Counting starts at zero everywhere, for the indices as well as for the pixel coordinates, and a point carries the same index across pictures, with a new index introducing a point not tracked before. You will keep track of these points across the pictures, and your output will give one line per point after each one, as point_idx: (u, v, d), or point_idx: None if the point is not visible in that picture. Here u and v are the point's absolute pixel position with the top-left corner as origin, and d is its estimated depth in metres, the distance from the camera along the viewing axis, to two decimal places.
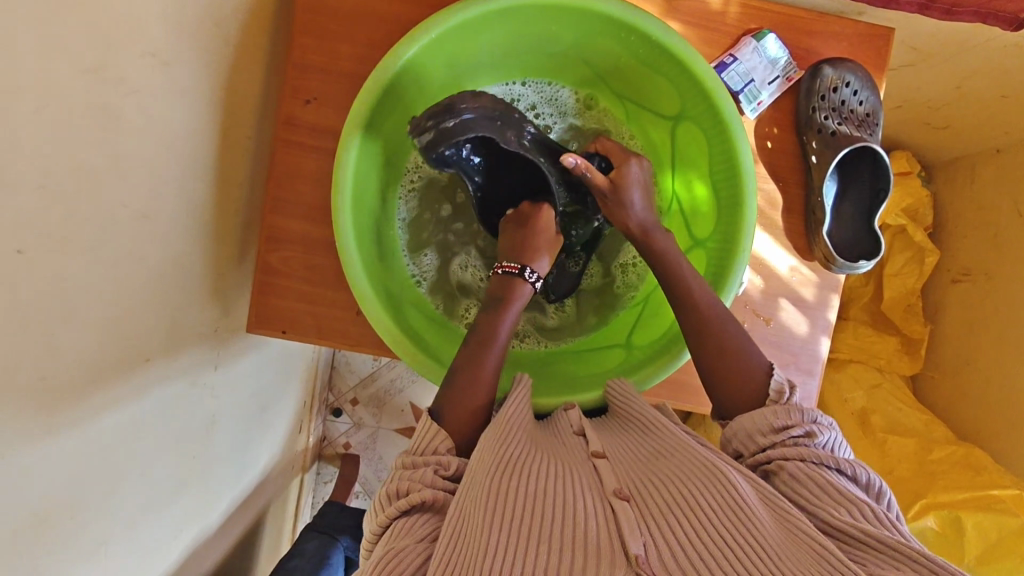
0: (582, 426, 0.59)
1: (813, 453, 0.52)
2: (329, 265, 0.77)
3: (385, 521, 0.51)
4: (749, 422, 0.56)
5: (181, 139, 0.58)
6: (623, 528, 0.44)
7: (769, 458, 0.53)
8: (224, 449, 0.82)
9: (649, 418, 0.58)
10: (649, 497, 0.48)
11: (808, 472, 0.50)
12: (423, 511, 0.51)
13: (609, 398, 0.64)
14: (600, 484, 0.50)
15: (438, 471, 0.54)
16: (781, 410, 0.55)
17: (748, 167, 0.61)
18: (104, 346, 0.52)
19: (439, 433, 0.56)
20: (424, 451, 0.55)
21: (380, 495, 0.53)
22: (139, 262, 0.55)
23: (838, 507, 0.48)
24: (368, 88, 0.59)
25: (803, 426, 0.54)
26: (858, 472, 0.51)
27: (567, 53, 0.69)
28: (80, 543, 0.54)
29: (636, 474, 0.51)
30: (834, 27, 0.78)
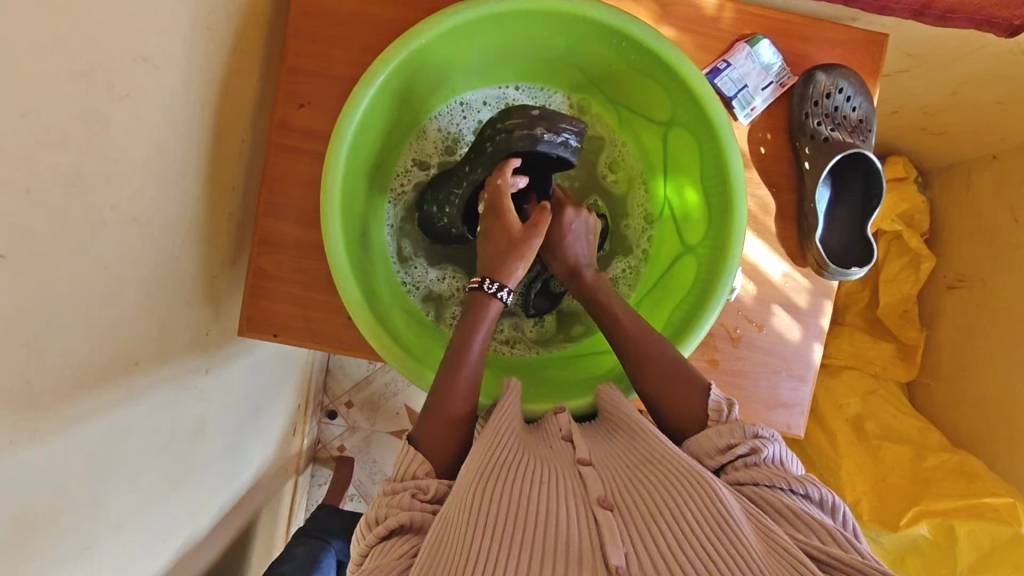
0: (571, 431, 0.59)
1: (765, 476, 0.52)
2: (321, 268, 0.77)
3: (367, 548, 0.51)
4: (696, 446, 0.56)
5: (172, 142, 0.58)
6: (605, 538, 0.44)
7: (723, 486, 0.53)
8: (216, 452, 0.82)
9: (633, 422, 0.57)
10: (632, 506, 0.47)
11: (762, 497, 0.50)
12: (402, 534, 0.51)
13: (599, 405, 0.63)
14: (585, 491, 0.49)
15: (417, 495, 0.53)
16: (725, 430, 0.55)
17: (738, 174, 0.61)
18: (93, 349, 0.52)
19: (417, 458, 0.55)
20: (404, 476, 0.55)
21: (363, 523, 0.53)
22: (128, 266, 0.55)
23: (805, 532, 0.47)
24: (357, 93, 0.59)
25: (748, 444, 0.54)
26: (809, 491, 0.51)
27: (559, 58, 0.69)
28: (69, 547, 0.53)
29: (620, 481, 0.50)
30: (827, 34, 0.78)
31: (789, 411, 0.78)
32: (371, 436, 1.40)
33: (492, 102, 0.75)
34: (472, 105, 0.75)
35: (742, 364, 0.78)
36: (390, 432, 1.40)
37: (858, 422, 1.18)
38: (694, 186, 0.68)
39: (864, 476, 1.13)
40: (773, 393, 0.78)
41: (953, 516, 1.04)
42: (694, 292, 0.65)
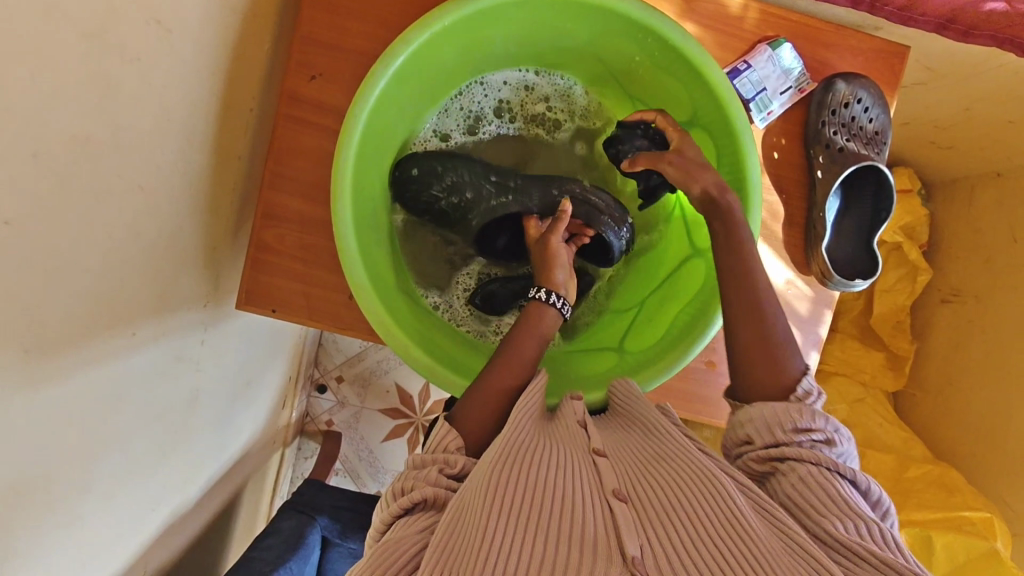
0: (585, 417, 0.59)
1: (828, 461, 0.51)
2: (324, 245, 0.76)
3: (389, 517, 0.51)
4: (765, 414, 0.54)
5: (180, 109, 0.56)
6: (622, 532, 0.45)
7: (774, 456, 0.53)
8: (207, 423, 0.81)
9: (649, 414, 0.58)
10: (646, 503, 0.49)
11: (819, 479, 0.50)
12: (424, 508, 0.51)
13: (612, 396, 0.63)
14: (600, 483, 0.50)
15: (443, 470, 0.53)
16: (803, 409, 0.54)
17: (756, 180, 0.61)
18: (91, 318, 0.51)
19: (452, 431, 0.56)
20: (436, 449, 0.55)
21: (388, 492, 0.53)
22: (130, 234, 0.53)
23: (850, 520, 0.48)
24: (375, 73, 0.57)
25: (823, 433, 0.53)
26: (867, 485, 0.51)
27: (581, 50, 0.68)
28: (57, 517, 0.53)
29: (634, 475, 0.51)
30: (850, 41, 0.77)
31: None
32: (360, 413, 1.40)
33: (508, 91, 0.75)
34: (492, 84, 0.74)
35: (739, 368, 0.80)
36: (379, 410, 1.40)
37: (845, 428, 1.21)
38: (708, 187, 0.68)
39: None
40: None
41: (932, 527, 1.06)
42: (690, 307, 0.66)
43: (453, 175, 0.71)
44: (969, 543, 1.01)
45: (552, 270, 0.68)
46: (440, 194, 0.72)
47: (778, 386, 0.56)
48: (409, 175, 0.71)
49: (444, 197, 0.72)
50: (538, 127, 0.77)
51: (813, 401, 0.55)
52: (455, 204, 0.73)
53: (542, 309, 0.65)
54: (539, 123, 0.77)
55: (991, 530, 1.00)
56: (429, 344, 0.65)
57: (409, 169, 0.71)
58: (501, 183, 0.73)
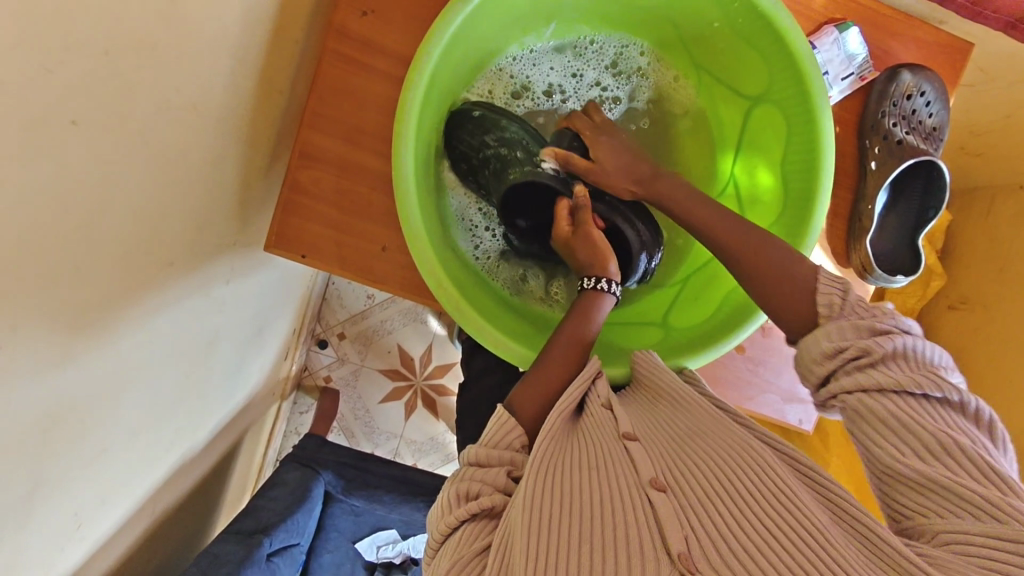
0: (611, 400, 0.56)
1: (890, 380, 0.49)
2: (361, 192, 0.72)
3: (452, 523, 0.49)
4: (807, 352, 0.54)
5: (238, 29, 0.52)
6: (664, 525, 0.44)
7: (835, 393, 0.52)
8: (221, 367, 0.78)
9: (682, 393, 0.56)
10: (685, 488, 0.48)
11: (869, 408, 0.49)
12: (491, 516, 0.49)
13: (635, 368, 0.61)
14: (635, 473, 0.49)
15: (510, 472, 0.52)
16: (859, 329, 0.51)
17: (829, 159, 0.58)
18: (134, 242, 0.48)
19: (516, 429, 0.54)
20: (499, 446, 0.53)
21: (447, 494, 0.50)
22: (180, 156, 0.50)
23: (914, 442, 0.47)
24: (453, 10, 0.55)
25: (860, 347, 0.50)
26: (948, 395, 0.48)
27: (654, 8, 0.66)
28: (83, 449, 0.50)
29: (668, 461, 0.50)
30: (916, 32, 0.76)
31: (805, 404, 0.81)
32: (359, 371, 1.37)
33: (565, 66, 0.73)
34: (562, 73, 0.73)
35: (767, 351, 0.80)
36: (379, 369, 1.38)
37: None
38: (768, 168, 0.66)
39: (846, 477, 1.16)
40: (793, 384, 0.81)
41: None
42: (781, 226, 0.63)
43: (512, 133, 0.68)
44: None
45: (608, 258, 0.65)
46: (492, 143, 0.68)
47: (800, 318, 0.56)
48: (469, 114, 0.69)
49: (494, 146, 0.68)
50: (598, 109, 0.74)
51: (881, 319, 0.51)
52: (501, 155, 0.68)
53: (592, 294, 0.63)
54: (600, 105, 0.74)
55: None
56: (481, 306, 0.62)
57: (472, 110, 0.69)
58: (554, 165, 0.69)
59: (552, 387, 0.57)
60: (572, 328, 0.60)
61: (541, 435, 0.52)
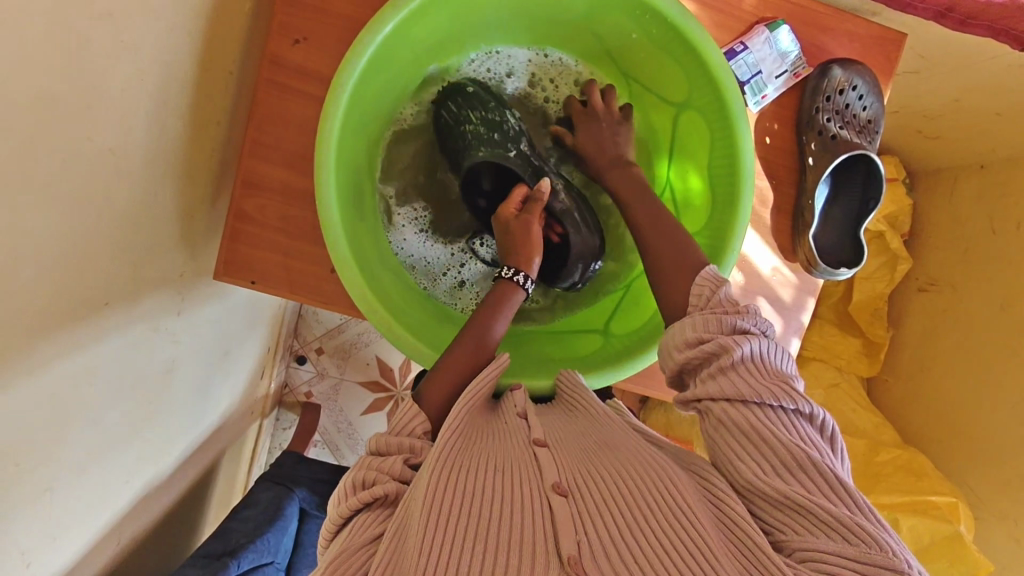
0: (526, 409, 0.60)
1: (742, 377, 0.50)
2: (305, 217, 0.73)
3: (347, 512, 0.51)
4: (675, 342, 0.55)
5: (156, 71, 0.53)
6: (559, 528, 0.46)
7: (699, 397, 0.53)
8: (183, 395, 0.80)
9: (589, 405, 0.59)
10: (588, 493, 0.49)
11: (733, 418, 0.49)
12: (384, 504, 0.50)
13: (557, 387, 0.65)
14: (540, 477, 0.51)
15: (407, 460, 0.53)
16: (709, 323, 0.54)
17: (748, 167, 0.61)
18: (62, 287, 0.49)
19: (418, 416, 0.56)
20: (400, 432, 0.55)
21: (343, 485, 0.52)
22: (103, 198, 0.51)
23: (765, 457, 0.47)
24: (363, 41, 0.56)
25: (719, 344, 0.52)
26: (796, 405, 0.49)
27: (577, 22, 0.68)
28: (25, 489, 0.51)
29: (574, 466, 0.52)
30: (848, 26, 0.76)
31: None
32: (339, 384, 1.39)
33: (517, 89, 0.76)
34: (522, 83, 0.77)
35: None
36: (359, 382, 1.39)
37: None
38: (699, 173, 0.68)
39: None
40: None
41: (898, 510, 1.07)
42: None
43: (497, 116, 0.72)
44: (934, 526, 1.03)
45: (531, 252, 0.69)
46: (475, 120, 0.71)
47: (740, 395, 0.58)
48: (463, 90, 0.72)
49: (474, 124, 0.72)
50: (557, 124, 0.79)
51: (719, 302, 0.55)
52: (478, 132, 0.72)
53: (507, 285, 0.67)
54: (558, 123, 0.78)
55: (956, 515, 1.02)
56: (411, 323, 0.65)
57: (465, 86, 0.72)
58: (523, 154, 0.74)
59: (462, 383, 0.60)
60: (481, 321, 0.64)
61: (448, 430, 0.54)
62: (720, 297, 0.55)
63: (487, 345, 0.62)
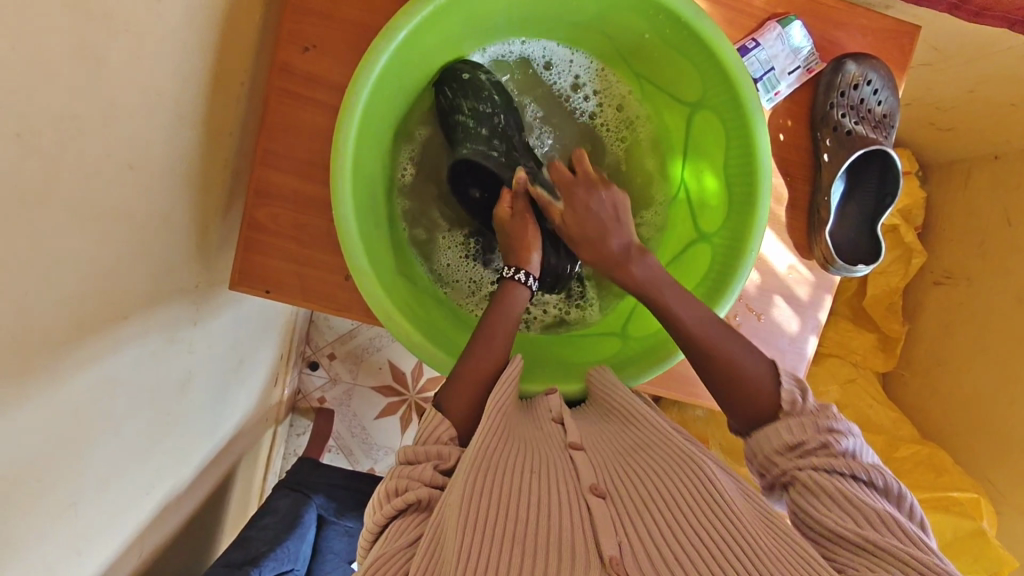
0: (561, 413, 0.61)
1: (831, 465, 0.51)
2: (318, 225, 0.73)
3: (383, 519, 0.52)
4: (764, 440, 0.56)
5: (170, 83, 0.53)
6: (599, 529, 0.46)
7: (785, 473, 0.54)
8: (200, 404, 0.80)
9: (626, 406, 0.60)
10: (624, 496, 0.50)
11: (821, 484, 0.50)
12: (419, 510, 0.52)
13: (590, 387, 0.65)
14: (577, 480, 0.51)
15: (437, 466, 0.54)
16: (804, 424, 0.54)
17: (764, 163, 0.60)
18: (82, 302, 0.49)
19: (443, 423, 0.57)
20: (428, 441, 0.56)
21: (378, 493, 0.54)
22: (122, 215, 0.51)
23: (853, 516, 0.48)
24: (377, 49, 0.56)
25: (817, 441, 0.53)
26: (874, 478, 0.51)
27: (589, 24, 0.67)
28: (48, 505, 0.52)
29: (610, 469, 0.53)
30: (860, 20, 0.75)
31: None
32: (352, 390, 1.39)
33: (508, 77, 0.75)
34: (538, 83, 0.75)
35: None
36: (371, 387, 1.39)
37: (835, 409, 1.21)
38: (714, 172, 0.67)
39: None
40: None
41: (919, 507, 1.06)
42: (708, 279, 0.65)
43: (487, 108, 0.71)
44: (957, 522, 1.02)
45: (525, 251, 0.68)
46: (466, 112, 0.71)
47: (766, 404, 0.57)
48: (458, 76, 0.70)
49: (467, 116, 0.71)
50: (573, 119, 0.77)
51: (803, 405, 0.56)
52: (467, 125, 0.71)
53: (508, 285, 0.66)
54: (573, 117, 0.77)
55: (978, 511, 1.02)
56: (425, 324, 0.65)
57: (460, 72, 0.70)
58: (508, 155, 0.73)
59: (483, 385, 0.60)
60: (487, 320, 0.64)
61: (482, 431, 0.54)
62: (807, 406, 0.56)
63: (495, 346, 0.62)
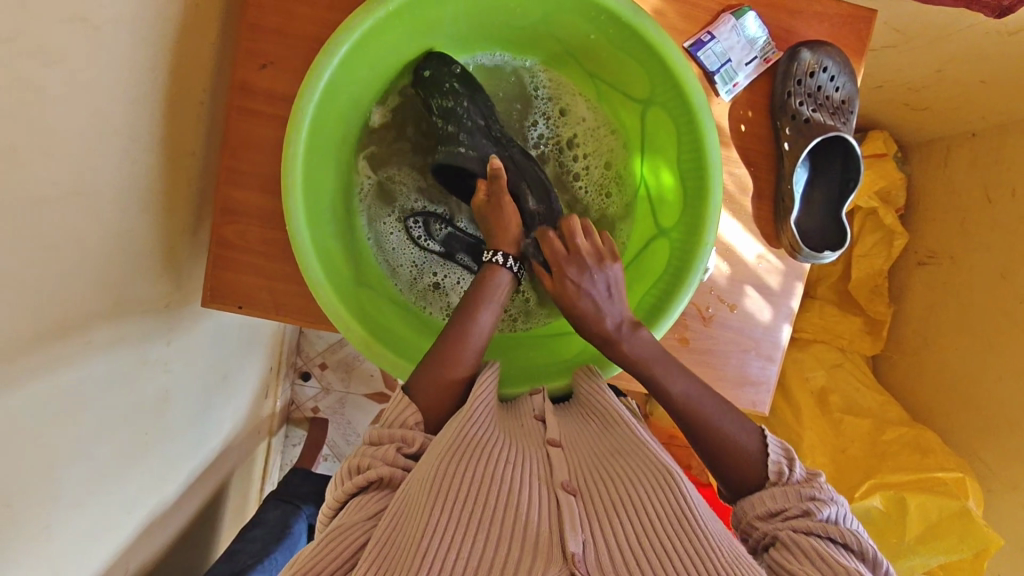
0: (543, 411, 0.62)
1: (815, 528, 0.52)
2: (286, 239, 0.74)
3: (344, 495, 0.55)
4: (749, 506, 0.57)
5: (119, 110, 0.54)
6: (565, 523, 0.47)
7: (769, 535, 0.54)
8: (181, 421, 0.81)
9: (609, 409, 0.61)
10: (595, 495, 0.51)
11: (800, 542, 0.51)
12: (378, 487, 0.54)
13: (575, 390, 0.66)
14: (551, 475, 0.53)
15: (401, 449, 0.56)
16: (782, 493, 0.56)
17: (714, 157, 0.61)
18: (43, 330, 0.50)
19: (411, 408, 0.58)
20: (394, 425, 0.57)
21: (342, 470, 0.57)
22: (77, 241, 0.52)
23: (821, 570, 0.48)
24: (319, 65, 0.57)
25: (799, 507, 0.54)
26: (855, 544, 0.51)
27: (535, 28, 0.68)
28: (23, 527, 0.53)
29: (584, 468, 0.54)
30: (816, 7, 0.76)
31: (755, 389, 0.79)
32: (344, 398, 1.39)
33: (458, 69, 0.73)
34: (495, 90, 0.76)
35: (711, 342, 0.78)
36: (364, 394, 1.39)
37: (822, 395, 1.21)
38: (670, 169, 0.68)
39: (824, 449, 1.16)
40: (740, 371, 0.79)
41: (905, 488, 1.07)
42: (665, 276, 0.66)
43: (450, 101, 0.70)
44: (942, 503, 1.02)
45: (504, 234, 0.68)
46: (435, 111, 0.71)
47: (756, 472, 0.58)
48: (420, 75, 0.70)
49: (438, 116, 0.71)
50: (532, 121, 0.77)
51: (790, 477, 0.57)
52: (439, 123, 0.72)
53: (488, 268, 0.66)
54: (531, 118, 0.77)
55: (963, 490, 1.02)
56: (383, 331, 0.66)
57: (422, 70, 0.70)
58: (476, 146, 0.71)
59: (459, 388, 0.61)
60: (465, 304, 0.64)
61: (458, 420, 0.56)
62: (792, 477, 0.57)
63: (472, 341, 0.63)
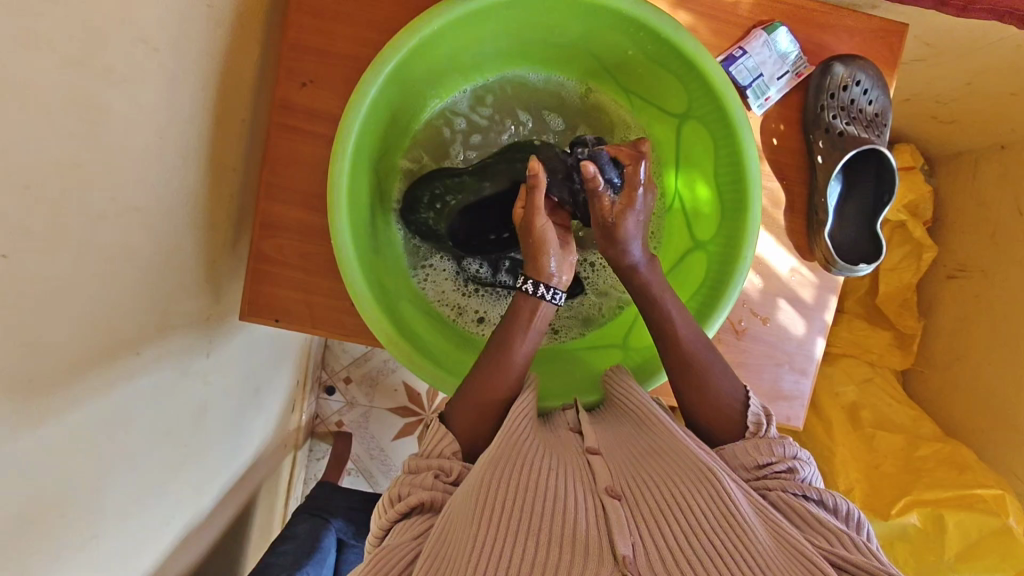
0: (578, 422, 0.63)
1: (796, 485, 0.55)
2: (323, 254, 0.75)
3: (387, 524, 0.55)
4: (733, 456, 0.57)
5: (173, 128, 0.56)
6: (613, 529, 0.47)
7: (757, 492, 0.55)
8: (216, 433, 0.82)
9: (642, 409, 0.61)
10: (640, 497, 0.51)
11: (790, 501, 0.53)
12: (422, 513, 0.55)
13: (608, 391, 0.67)
14: (594, 481, 0.53)
15: (439, 476, 0.56)
16: (761, 445, 0.57)
17: (753, 172, 0.63)
18: (95, 342, 0.51)
19: (446, 438, 0.59)
20: (432, 455, 0.58)
21: (383, 500, 0.57)
22: (133, 256, 0.54)
23: (823, 534, 0.50)
24: (366, 82, 0.58)
25: (785, 465, 0.56)
26: (827, 499, 0.55)
27: (573, 45, 0.69)
28: (69, 536, 0.54)
29: (627, 472, 0.54)
30: (847, 22, 0.76)
31: (789, 403, 0.78)
32: (369, 412, 1.39)
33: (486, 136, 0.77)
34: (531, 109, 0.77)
35: (745, 356, 0.78)
36: (388, 408, 1.39)
37: (853, 409, 1.20)
38: (707, 183, 0.69)
39: (855, 464, 1.14)
40: (775, 385, 0.78)
41: (944, 505, 1.04)
42: (703, 289, 0.67)
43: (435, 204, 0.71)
44: (981, 521, 1.01)
45: (540, 257, 0.64)
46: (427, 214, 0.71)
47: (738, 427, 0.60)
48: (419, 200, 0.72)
49: (429, 214, 0.71)
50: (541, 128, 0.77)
51: (768, 430, 0.58)
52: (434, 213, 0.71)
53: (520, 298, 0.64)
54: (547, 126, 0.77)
55: (1003, 509, 1.00)
56: (422, 344, 0.67)
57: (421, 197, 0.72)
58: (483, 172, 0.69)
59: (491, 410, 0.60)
60: (500, 338, 0.62)
61: (504, 433, 0.57)
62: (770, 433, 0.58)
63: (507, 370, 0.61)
